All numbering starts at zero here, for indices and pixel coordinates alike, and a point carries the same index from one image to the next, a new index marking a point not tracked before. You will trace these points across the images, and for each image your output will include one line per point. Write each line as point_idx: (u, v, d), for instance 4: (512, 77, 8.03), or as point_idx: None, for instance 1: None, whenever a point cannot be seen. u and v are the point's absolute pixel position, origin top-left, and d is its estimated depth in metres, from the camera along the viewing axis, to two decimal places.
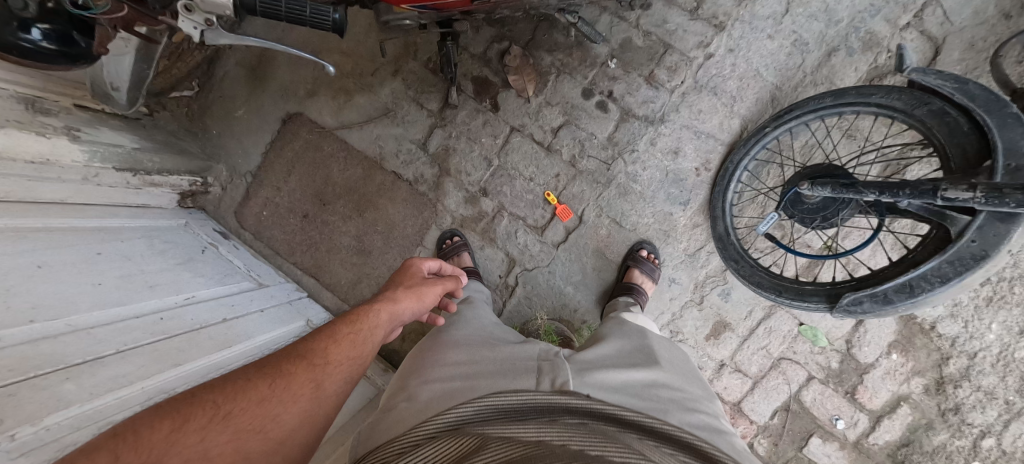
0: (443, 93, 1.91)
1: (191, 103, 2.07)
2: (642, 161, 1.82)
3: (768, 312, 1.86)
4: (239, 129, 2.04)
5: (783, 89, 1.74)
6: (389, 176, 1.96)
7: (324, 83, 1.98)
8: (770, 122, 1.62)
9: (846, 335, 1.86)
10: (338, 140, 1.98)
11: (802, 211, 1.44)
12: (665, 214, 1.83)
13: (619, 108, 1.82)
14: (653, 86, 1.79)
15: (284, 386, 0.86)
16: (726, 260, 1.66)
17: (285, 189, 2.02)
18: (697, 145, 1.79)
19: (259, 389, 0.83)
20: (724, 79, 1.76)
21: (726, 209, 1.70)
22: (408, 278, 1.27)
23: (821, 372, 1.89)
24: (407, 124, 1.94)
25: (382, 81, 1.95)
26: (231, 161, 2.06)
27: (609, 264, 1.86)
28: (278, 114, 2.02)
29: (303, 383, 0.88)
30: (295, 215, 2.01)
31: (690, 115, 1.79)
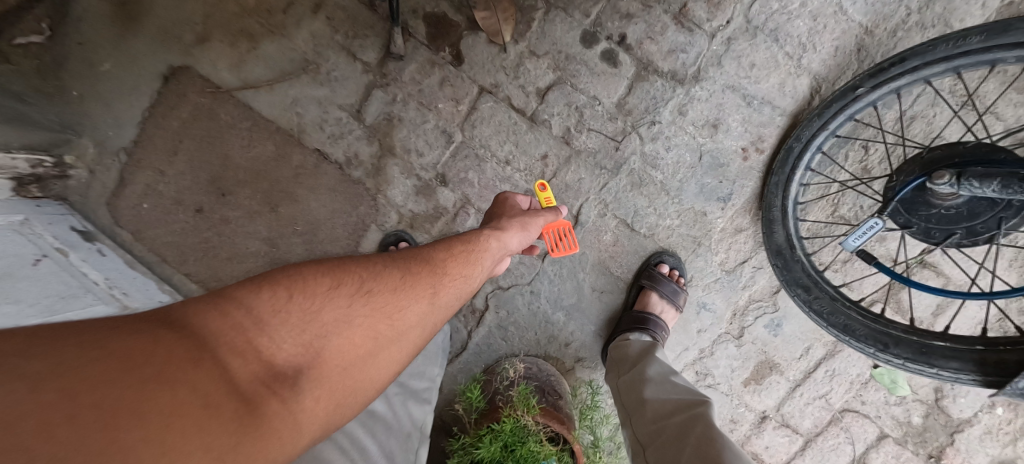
0: (384, 39, 1.35)
1: (43, 52, 1.49)
2: (664, 138, 1.27)
3: (831, 350, 1.34)
4: (108, 88, 1.48)
5: (876, 34, 1.18)
6: (311, 156, 1.41)
7: (218, 23, 1.40)
8: (864, 80, 1.05)
9: (935, 382, 1.36)
10: (239, 105, 1.42)
11: (925, 218, 0.93)
12: (696, 213, 1.29)
13: (634, 60, 1.25)
14: (685, 27, 1.22)
15: (338, 322, 0.68)
16: (790, 284, 1.16)
17: (170, 173, 1.46)
18: (746, 115, 1.24)
19: (341, 303, 0.69)
20: (791, 17, 1.20)
21: (789, 211, 1.16)
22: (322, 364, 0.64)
23: (897, 430, 1.39)
24: (336, 83, 1.38)
25: (297, 20, 1.37)
26: (99, 134, 1.50)
27: (613, 283, 1.35)
28: (159, 68, 1.45)
29: (382, 315, 0.73)
30: (185, 209, 1.46)
31: (738, 71, 1.23)
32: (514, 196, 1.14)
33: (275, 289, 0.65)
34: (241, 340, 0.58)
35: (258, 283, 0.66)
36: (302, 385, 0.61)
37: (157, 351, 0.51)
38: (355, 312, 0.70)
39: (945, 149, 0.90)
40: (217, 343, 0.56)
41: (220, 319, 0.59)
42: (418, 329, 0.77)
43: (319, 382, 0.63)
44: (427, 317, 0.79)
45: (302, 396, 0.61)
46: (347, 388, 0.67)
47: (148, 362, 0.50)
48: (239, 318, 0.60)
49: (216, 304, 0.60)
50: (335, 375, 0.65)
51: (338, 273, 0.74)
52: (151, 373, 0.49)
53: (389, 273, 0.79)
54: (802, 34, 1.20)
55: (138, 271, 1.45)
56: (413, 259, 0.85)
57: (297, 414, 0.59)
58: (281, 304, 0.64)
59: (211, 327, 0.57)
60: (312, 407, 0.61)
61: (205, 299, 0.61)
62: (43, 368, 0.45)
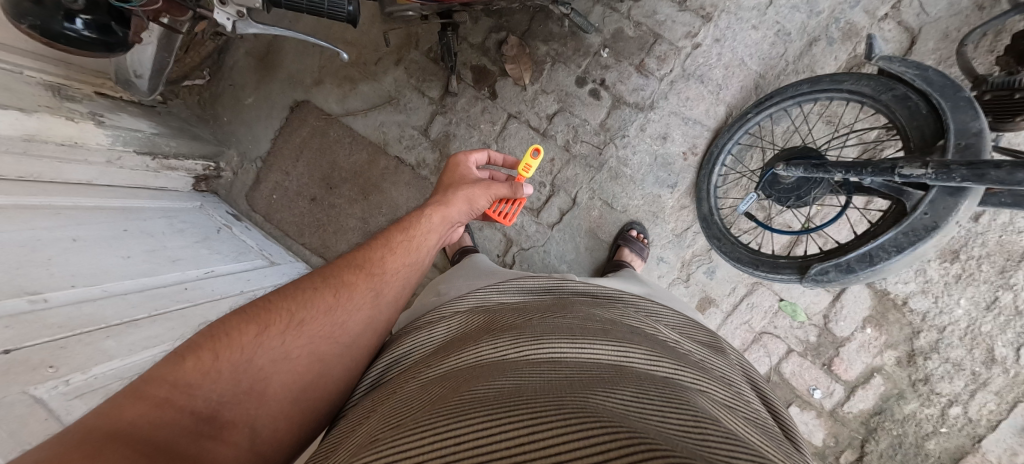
0: (443, 82, 2.00)
1: (203, 91, 2.16)
2: (631, 146, 1.92)
3: (750, 288, 1.94)
4: (249, 116, 2.14)
5: (766, 77, 1.82)
6: (392, 161, 2.06)
7: (330, 72, 2.07)
8: (752, 109, 1.71)
9: (823, 310, 1.91)
10: (343, 127, 2.08)
11: (778, 190, 1.61)
12: (654, 196, 1.94)
13: (611, 95, 1.92)
14: (643, 74, 1.89)
15: (328, 317, 0.97)
16: (710, 238, 1.81)
17: (294, 173, 2.12)
18: (685, 131, 1.89)
19: (323, 304, 0.99)
20: (710, 68, 1.86)
21: (711, 192, 1.81)
22: (330, 313, 0.98)
23: (799, 345, 1.94)
24: (410, 111, 2.04)
25: (385, 70, 2.04)
26: (242, 147, 2.17)
27: (601, 244, 1.98)
28: (286, 102, 2.11)
29: (364, 296, 1.03)
30: (303, 198, 2.12)
31: (679, 102, 1.89)
32: (465, 159, 1.38)
33: (265, 316, 0.92)
34: (258, 356, 0.86)
35: (252, 313, 0.92)
36: (320, 364, 0.93)
37: (203, 380, 0.79)
38: (338, 305, 1.00)
39: (789, 151, 1.58)
40: (244, 361, 0.85)
41: (229, 353, 0.84)
42: (394, 301, 1.07)
43: (333, 358, 0.95)
44: (401, 290, 1.09)
45: (326, 368, 0.94)
46: (352, 356, 0.99)
47: (198, 386, 0.78)
48: (248, 343, 0.87)
49: (221, 340, 0.85)
50: (341, 351, 0.97)
51: (316, 282, 1.02)
52: (209, 392, 0.79)
53: (371, 256, 1.10)
54: (719, 78, 1.86)
55: (272, 241, 2.10)
56: (381, 247, 1.13)
57: (321, 380, 0.93)
58: (276, 324, 0.91)
59: (229, 358, 0.83)
60: (336, 371, 0.95)
61: (202, 343, 0.84)
62: (106, 423, 0.67)
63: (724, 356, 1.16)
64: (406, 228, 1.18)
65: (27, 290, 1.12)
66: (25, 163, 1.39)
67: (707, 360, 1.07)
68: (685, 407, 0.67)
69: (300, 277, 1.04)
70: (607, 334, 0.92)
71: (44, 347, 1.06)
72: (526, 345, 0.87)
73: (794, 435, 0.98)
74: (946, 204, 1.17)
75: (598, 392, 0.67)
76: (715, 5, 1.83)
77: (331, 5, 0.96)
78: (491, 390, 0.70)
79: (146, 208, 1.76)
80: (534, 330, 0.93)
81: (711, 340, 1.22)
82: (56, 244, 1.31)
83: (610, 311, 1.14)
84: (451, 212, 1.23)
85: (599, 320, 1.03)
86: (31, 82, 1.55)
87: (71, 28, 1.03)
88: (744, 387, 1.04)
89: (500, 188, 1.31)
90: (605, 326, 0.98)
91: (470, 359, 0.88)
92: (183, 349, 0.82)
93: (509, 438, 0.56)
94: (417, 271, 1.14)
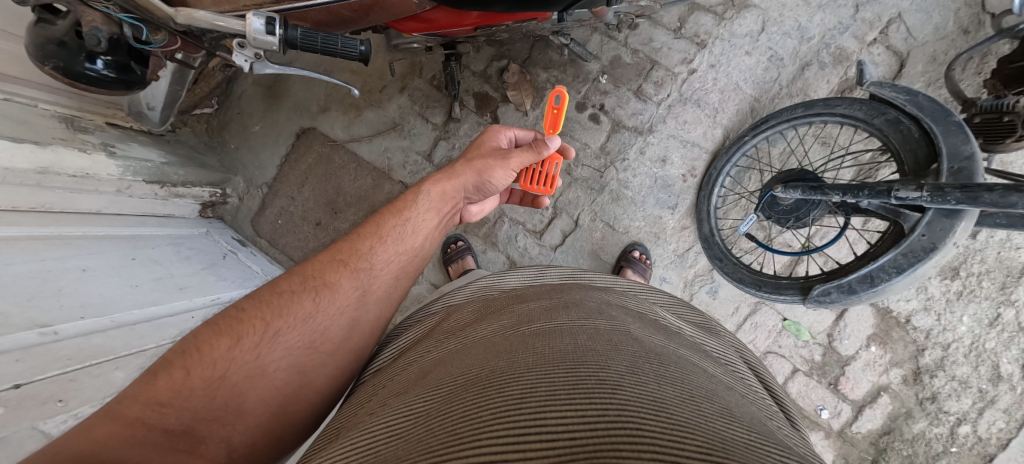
0: (446, 108, 2.05)
1: (211, 119, 2.21)
2: (632, 169, 1.96)
3: (753, 308, 1.95)
4: (256, 143, 2.18)
5: (761, 101, 1.87)
6: (396, 185, 2.09)
7: (336, 100, 2.13)
8: (748, 132, 1.74)
9: (827, 329, 1.91)
10: (349, 153, 2.12)
11: (777, 211, 1.64)
12: (655, 217, 1.97)
13: (610, 120, 1.96)
14: (641, 99, 1.95)
15: (309, 323, 0.96)
16: (712, 259, 1.82)
17: (299, 199, 2.15)
18: (684, 154, 1.93)
19: (302, 309, 0.97)
20: (707, 92, 1.91)
21: (711, 213, 1.83)
22: (313, 316, 0.97)
23: (805, 365, 1.93)
24: (414, 137, 2.09)
25: (389, 97, 2.09)
26: (248, 174, 2.20)
27: (603, 265, 2.00)
28: (292, 128, 2.16)
29: (349, 296, 1.03)
30: (308, 223, 2.14)
31: (676, 125, 1.93)
32: (500, 129, 1.38)
33: (239, 327, 0.90)
34: (234, 369, 0.85)
35: (224, 325, 0.90)
36: (301, 375, 0.93)
37: (175, 399, 0.78)
38: (319, 309, 0.99)
39: (785, 174, 1.62)
40: (218, 376, 0.83)
41: (202, 369, 0.82)
42: (380, 299, 1.07)
43: (316, 367, 0.96)
44: (387, 286, 1.09)
45: (308, 378, 0.94)
46: (338, 360, 0.99)
47: (170, 405, 0.78)
48: (222, 357, 0.85)
49: (193, 355, 0.83)
50: (325, 359, 0.97)
51: (294, 285, 1.00)
52: (183, 409, 0.78)
53: (356, 252, 1.09)
54: (715, 102, 1.91)
55: (276, 266, 2.12)
56: (367, 244, 1.11)
57: (304, 390, 0.93)
58: (250, 336, 0.90)
59: (202, 375, 0.82)
60: (319, 379, 0.96)
61: (174, 360, 0.82)
62: (81, 447, 0.67)
63: (718, 337, 1.18)
64: (393, 217, 1.17)
65: (39, 323, 1.13)
66: (38, 194, 1.42)
67: (703, 341, 1.09)
68: (680, 380, 0.68)
69: (276, 279, 1.01)
70: (603, 314, 0.93)
71: (55, 380, 1.07)
72: (521, 326, 0.88)
73: (789, 410, 1.00)
74: (943, 225, 1.20)
75: (594, 364, 0.67)
76: (709, 32, 1.89)
77: (346, 45, 1.01)
78: (484, 368, 0.71)
79: (153, 237, 1.78)
80: (528, 314, 0.94)
81: (704, 321, 1.25)
82: (66, 275, 1.33)
83: (606, 295, 1.15)
84: (454, 188, 1.27)
85: (591, 301, 1.04)
86: (46, 115, 1.60)
87: (91, 68, 1.13)
88: (740, 365, 1.05)
89: (525, 155, 1.32)
90: (600, 307, 0.99)
91: (465, 342, 0.89)
92: (154, 366, 0.80)
93: (518, 417, 0.55)
94: (404, 264, 1.13)
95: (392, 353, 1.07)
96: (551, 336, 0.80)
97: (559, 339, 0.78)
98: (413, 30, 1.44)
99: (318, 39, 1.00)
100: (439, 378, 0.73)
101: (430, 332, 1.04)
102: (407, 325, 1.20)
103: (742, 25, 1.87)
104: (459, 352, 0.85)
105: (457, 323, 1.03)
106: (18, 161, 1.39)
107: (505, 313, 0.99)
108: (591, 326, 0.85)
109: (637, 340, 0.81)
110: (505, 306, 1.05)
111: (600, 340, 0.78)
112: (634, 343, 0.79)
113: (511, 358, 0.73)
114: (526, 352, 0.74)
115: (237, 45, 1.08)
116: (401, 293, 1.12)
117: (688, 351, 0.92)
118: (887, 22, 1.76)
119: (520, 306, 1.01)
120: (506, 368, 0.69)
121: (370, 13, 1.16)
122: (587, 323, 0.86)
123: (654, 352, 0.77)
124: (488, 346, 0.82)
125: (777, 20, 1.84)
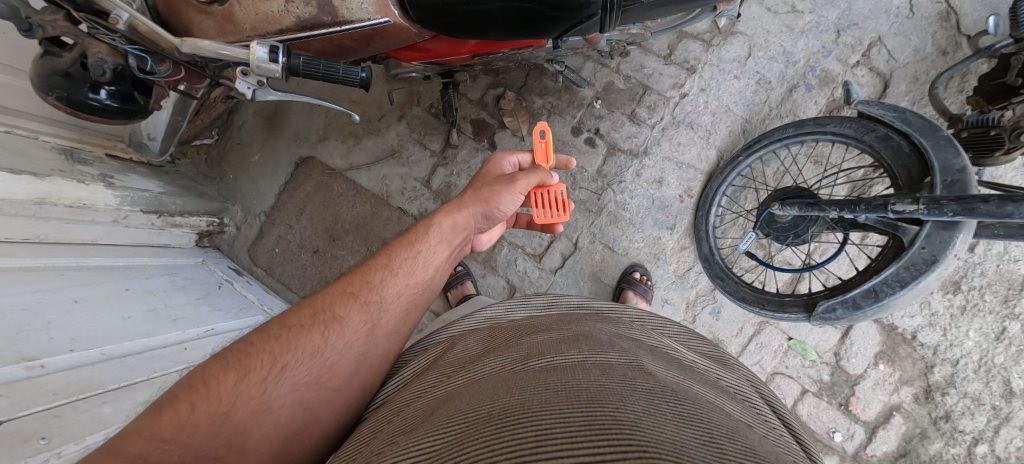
0: (444, 135, 2.09)
1: (210, 150, 2.22)
2: (629, 190, 1.98)
3: (757, 328, 1.92)
4: (255, 173, 2.19)
5: (752, 122, 1.91)
6: (394, 211, 2.10)
7: (335, 129, 2.16)
8: (742, 152, 1.77)
9: (833, 347, 1.88)
10: (347, 181, 2.14)
11: (776, 229, 1.65)
12: (654, 238, 1.97)
13: (606, 143, 2.00)
14: (635, 123, 1.99)
15: (316, 358, 0.94)
16: (714, 278, 1.81)
17: (297, 227, 2.15)
18: (680, 175, 1.96)
19: (310, 343, 0.94)
20: (699, 115, 1.95)
21: (710, 232, 1.84)
22: (321, 352, 0.95)
23: (814, 385, 1.89)
24: (412, 164, 2.11)
25: (388, 125, 2.13)
26: (246, 203, 2.20)
27: (604, 287, 1.99)
28: (291, 158, 2.18)
29: (358, 331, 1.00)
30: (306, 250, 2.13)
31: (671, 147, 1.97)
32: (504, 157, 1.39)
33: (246, 360, 0.87)
34: (239, 405, 0.82)
35: (230, 358, 0.87)
36: (306, 411, 0.90)
37: (179, 435, 0.75)
38: (328, 343, 0.96)
39: (781, 192, 1.63)
40: (223, 412, 0.80)
41: (207, 404, 0.79)
42: (388, 334, 1.05)
43: (320, 403, 0.92)
44: (396, 320, 1.06)
45: (313, 414, 0.91)
46: (343, 396, 0.96)
47: (173, 441, 0.74)
48: (228, 391, 0.83)
49: (199, 389, 0.81)
50: (330, 395, 0.94)
51: (303, 318, 0.98)
52: (185, 446, 0.75)
53: (366, 283, 1.07)
54: (708, 124, 1.95)
55: (273, 295, 2.09)
56: (376, 275, 1.09)
57: (308, 426, 0.90)
58: (257, 370, 0.87)
59: (207, 410, 0.79)
60: (324, 416, 0.93)
61: (180, 394, 0.79)
62: None
63: (732, 370, 1.15)
64: (403, 248, 1.15)
65: (25, 356, 1.10)
66: (33, 225, 1.42)
67: (716, 375, 1.07)
68: (701, 419, 0.66)
69: (285, 312, 0.99)
70: (615, 348, 0.91)
71: (39, 416, 1.03)
72: (533, 360, 0.86)
73: (810, 447, 0.96)
74: (942, 237, 1.20)
75: (612, 403, 0.65)
76: (698, 58, 1.95)
77: (347, 72, 1.02)
78: (496, 406, 0.68)
79: (148, 267, 1.76)
80: (540, 347, 0.92)
81: (714, 352, 1.23)
82: (57, 306, 1.30)
83: (616, 327, 1.13)
84: (463, 219, 1.24)
85: (602, 334, 1.02)
86: (45, 147, 1.61)
87: (95, 98, 1.14)
88: (756, 399, 1.02)
89: (532, 177, 1.33)
90: (611, 341, 0.97)
91: (475, 377, 0.86)
92: (159, 401, 0.77)
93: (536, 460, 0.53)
94: (414, 297, 1.11)
95: (397, 385, 1.03)
96: (564, 373, 0.78)
97: (573, 375, 0.76)
98: (412, 60, 1.46)
99: (319, 68, 1.02)
100: (450, 415, 0.70)
101: (434, 365, 1.01)
102: (410, 354, 1.17)
103: (729, 51, 1.94)
104: (468, 387, 0.82)
105: (465, 356, 1.00)
106: (16, 192, 1.40)
107: (515, 345, 0.96)
108: (605, 362, 0.83)
109: (653, 375, 0.79)
110: (514, 338, 1.03)
111: (616, 377, 0.76)
112: (649, 379, 0.77)
113: (524, 395, 0.71)
114: (538, 390, 0.72)
115: (241, 74, 1.10)
116: (411, 327, 1.09)
117: (703, 387, 0.89)
118: (868, 45, 1.83)
119: (529, 338, 0.99)
120: (521, 406, 0.66)
121: (370, 43, 1.18)
122: (600, 358, 0.84)
123: (671, 388, 0.75)
124: (498, 382, 0.80)
125: (763, 45, 1.91)
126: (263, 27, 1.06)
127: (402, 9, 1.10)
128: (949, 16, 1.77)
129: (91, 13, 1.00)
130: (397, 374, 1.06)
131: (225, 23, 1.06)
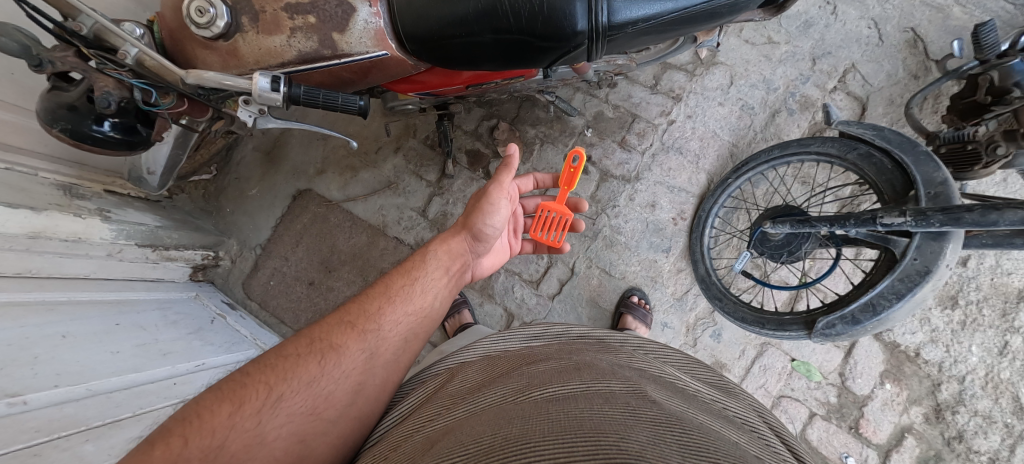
0: (440, 166, 2.13)
1: (208, 185, 2.24)
2: (623, 215, 2.01)
3: (759, 350, 1.90)
4: (252, 206, 2.21)
5: (739, 145, 1.97)
6: (391, 241, 2.11)
7: (332, 162, 2.20)
8: (730, 174, 1.80)
9: (837, 368, 1.85)
10: (344, 212, 2.16)
11: (769, 247, 1.66)
12: (650, 261, 1.98)
13: (598, 169, 2.05)
14: (626, 149, 2.05)
15: (311, 389, 0.92)
16: (711, 299, 1.81)
17: (293, 259, 2.14)
18: (671, 198, 1.99)
19: (305, 374, 0.93)
20: (687, 140, 2.02)
21: (704, 253, 1.86)
22: (318, 383, 0.93)
23: (822, 408, 1.84)
24: (408, 194, 2.14)
25: (384, 157, 2.18)
26: (242, 236, 2.21)
27: (603, 313, 1.97)
28: (289, 191, 2.20)
29: (355, 360, 0.98)
30: (301, 282, 2.12)
31: (662, 172, 2.01)
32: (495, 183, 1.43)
33: (242, 392, 0.86)
34: (234, 438, 0.80)
35: (225, 390, 0.85)
36: (302, 444, 0.87)
37: None
38: (324, 372, 0.95)
39: (772, 211, 1.66)
40: (217, 446, 0.78)
41: (200, 438, 0.77)
42: (386, 363, 1.03)
43: (317, 435, 0.90)
44: (394, 349, 1.04)
45: (308, 447, 0.88)
46: (340, 428, 0.93)
47: None
48: (222, 424, 0.80)
49: (194, 423, 0.78)
50: (327, 427, 0.91)
51: (300, 347, 0.96)
52: None
53: (364, 311, 1.06)
54: (696, 149, 2.00)
55: (266, 329, 2.06)
56: (373, 304, 1.08)
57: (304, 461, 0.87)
58: (252, 401, 0.85)
59: (200, 446, 0.76)
60: (319, 449, 0.89)
61: (173, 428, 0.77)
62: None
63: (737, 398, 1.13)
64: (401, 276, 1.15)
65: (7, 392, 1.06)
66: (24, 259, 1.40)
67: (723, 405, 1.04)
68: (707, 449, 0.65)
69: (283, 342, 0.97)
70: (618, 377, 0.90)
71: (19, 453, 0.96)
72: (534, 390, 0.84)
73: None
74: (932, 248, 1.22)
75: (617, 432, 0.64)
76: (682, 87, 2.04)
77: (345, 101, 1.06)
78: (498, 436, 0.67)
79: (138, 301, 1.74)
80: (542, 376, 0.91)
81: (720, 380, 1.20)
82: (45, 341, 1.27)
83: (617, 357, 1.11)
84: (457, 244, 1.28)
85: (603, 364, 1.01)
86: (44, 183, 1.62)
87: (98, 129, 1.18)
88: (763, 430, 0.99)
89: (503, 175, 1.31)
90: (613, 370, 0.96)
91: (475, 409, 0.84)
92: (151, 436, 0.74)
93: None
94: (413, 324, 1.10)
95: (397, 418, 1.00)
96: (566, 402, 0.77)
97: (575, 405, 0.75)
98: (408, 91, 1.50)
99: (319, 97, 1.05)
100: (450, 447, 0.68)
101: (432, 397, 0.99)
102: (410, 387, 1.14)
103: (712, 80, 2.02)
104: (468, 420, 0.81)
105: (463, 387, 0.98)
106: (11, 226, 1.40)
107: (512, 376, 0.95)
108: (607, 390, 0.81)
109: (657, 404, 0.78)
110: (514, 368, 1.01)
111: (619, 406, 0.74)
112: (654, 407, 0.76)
113: (526, 426, 0.69)
114: (541, 420, 0.70)
115: (242, 102, 1.13)
116: (411, 356, 1.07)
117: (708, 416, 0.88)
118: (843, 72, 1.93)
119: (529, 368, 0.97)
120: (523, 436, 0.65)
121: (368, 75, 1.23)
122: (603, 387, 0.83)
123: (675, 417, 0.74)
124: (498, 414, 0.78)
125: (744, 74, 2.00)
126: (265, 61, 1.11)
127: (399, 43, 1.16)
128: (917, 43, 1.88)
129: (100, 49, 1.05)
130: (396, 408, 1.02)
131: (229, 58, 1.10)
